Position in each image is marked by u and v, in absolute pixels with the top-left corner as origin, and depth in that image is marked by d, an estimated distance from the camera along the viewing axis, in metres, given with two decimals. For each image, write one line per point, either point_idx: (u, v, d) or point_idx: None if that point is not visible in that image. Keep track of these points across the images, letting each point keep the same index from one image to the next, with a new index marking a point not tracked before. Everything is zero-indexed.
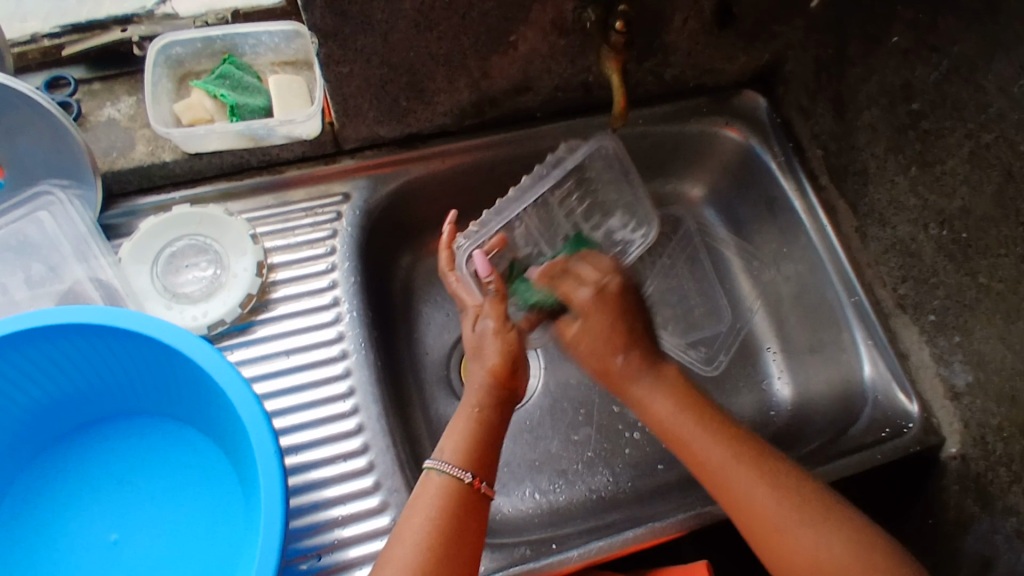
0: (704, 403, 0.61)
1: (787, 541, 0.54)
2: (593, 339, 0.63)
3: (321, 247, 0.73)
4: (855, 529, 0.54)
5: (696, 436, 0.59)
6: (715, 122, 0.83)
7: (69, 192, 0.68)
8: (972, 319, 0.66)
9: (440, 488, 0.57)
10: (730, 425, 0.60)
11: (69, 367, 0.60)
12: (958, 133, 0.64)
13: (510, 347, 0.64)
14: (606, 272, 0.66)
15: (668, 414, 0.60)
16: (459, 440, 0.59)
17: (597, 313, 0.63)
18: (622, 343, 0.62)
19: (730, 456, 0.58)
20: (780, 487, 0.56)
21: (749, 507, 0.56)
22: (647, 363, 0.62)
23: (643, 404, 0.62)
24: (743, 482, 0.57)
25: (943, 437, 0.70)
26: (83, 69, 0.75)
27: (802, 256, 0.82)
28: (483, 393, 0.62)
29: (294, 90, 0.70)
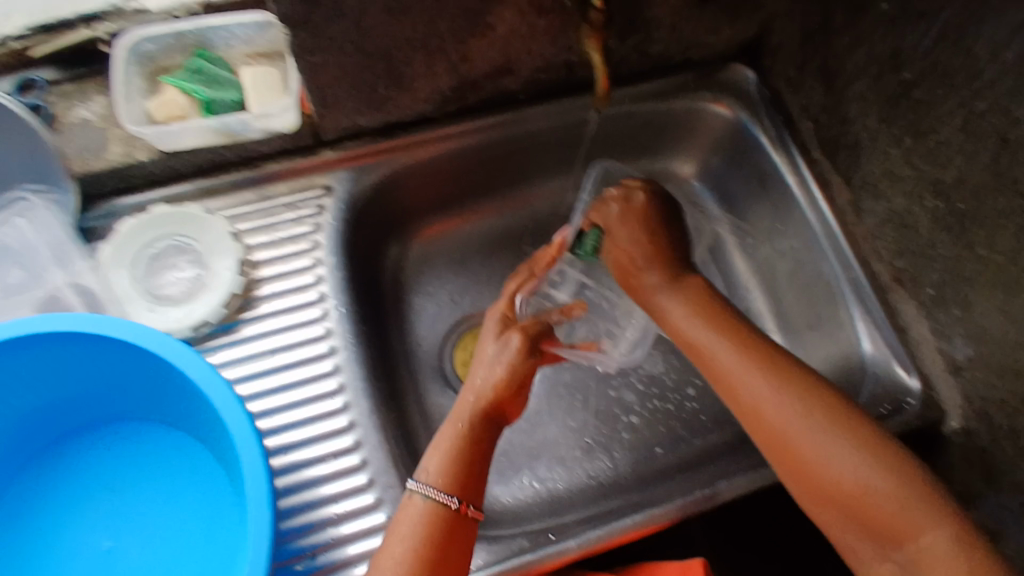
0: (722, 305, 0.65)
1: (797, 447, 0.54)
2: (622, 246, 0.70)
3: (305, 242, 0.71)
4: (865, 441, 0.53)
5: (714, 347, 0.61)
6: (703, 97, 0.81)
7: (44, 196, 0.67)
8: (971, 291, 0.65)
9: (425, 514, 0.56)
10: (751, 338, 0.61)
11: (51, 376, 0.59)
12: (952, 102, 0.62)
13: (517, 375, 0.64)
14: (632, 184, 0.73)
15: (684, 317, 0.65)
16: (444, 464, 0.59)
17: (620, 228, 0.71)
18: (646, 255, 0.69)
19: (746, 359, 0.59)
20: (790, 395, 0.56)
21: (755, 405, 0.57)
22: (669, 276, 0.68)
23: (664, 311, 0.67)
24: (753, 387, 0.58)
25: (944, 411, 0.69)
26: (53, 71, 0.74)
27: (796, 232, 0.80)
28: (474, 409, 0.62)
29: (268, 81, 0.69)
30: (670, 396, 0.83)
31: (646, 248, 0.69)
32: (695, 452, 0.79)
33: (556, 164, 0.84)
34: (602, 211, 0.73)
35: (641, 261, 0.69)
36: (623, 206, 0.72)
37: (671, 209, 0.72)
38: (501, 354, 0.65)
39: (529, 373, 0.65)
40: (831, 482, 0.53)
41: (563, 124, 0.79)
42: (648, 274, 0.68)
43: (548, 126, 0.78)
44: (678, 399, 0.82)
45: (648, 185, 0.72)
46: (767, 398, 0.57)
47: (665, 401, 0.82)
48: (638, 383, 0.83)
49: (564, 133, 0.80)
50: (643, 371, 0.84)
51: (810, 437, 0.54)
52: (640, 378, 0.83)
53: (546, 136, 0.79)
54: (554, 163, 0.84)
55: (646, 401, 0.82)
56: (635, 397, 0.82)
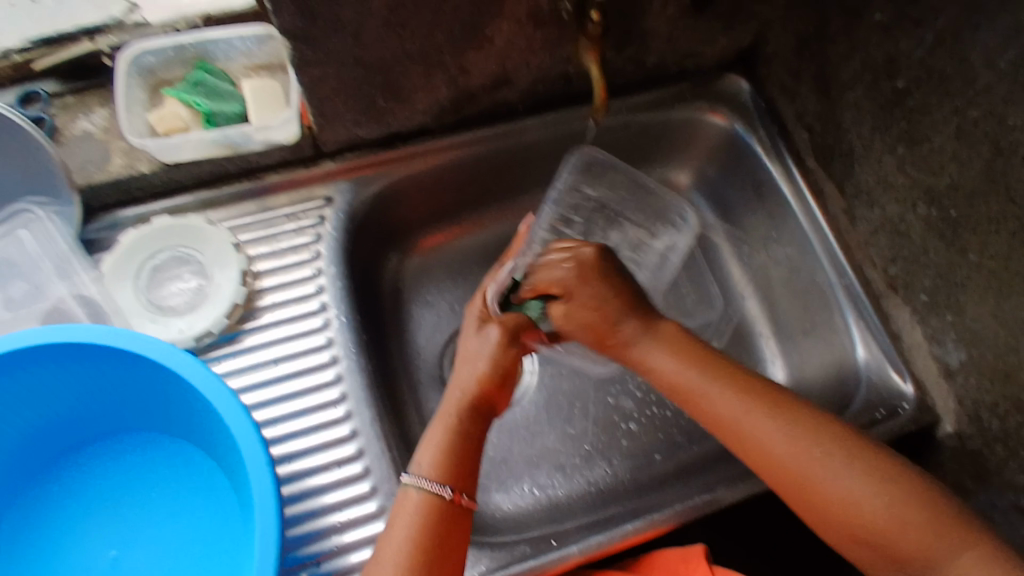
0: (706, 351, 0.63)
1: (822, 495, 0.53)
2: (580, 311, 0.65)
3: (306, 252, 0.72)
4: (883, 472, 0.53)
5: (710, 392, 0.59)
6: (699, 107, 0.82)
7: (48, 209, 0.67)
8: (963, 296, 0.66)
9: (419, 505, 0.56)
10: (748, 378, 0.60)
11: (54, 388, 0.59)
12: (946, 110, 0.63)
13: (503, 365, 0.65)
14: (577, 244, 0.68)
15: (674, 373, 0.62)
16: (436, 454, 0.59)
17: (581, 290, 0.65)
18: (614, 314, 0.64)
19: (743, 405, 0.58)
20: (802, 439, 0.55)
21: (767, 453, 0.56)
22: (644, 325, 0.64)
23: (647, 365, 0.63)
24: (757, 431, 0.57)
25: (939, 415, 0.70)
26: (54, 82, 0.74)
27: (792, 240, 0.81)
28: (461, 403, 0.63)
29: (268, 95, 0.70)
30: (668, 402, 0.83)
31: (596, 307, 0.64)
32: (693, 458, 0.80)
33: (553, 174, 0.85)
34: (546, 279, 0.67)
35: (629, 321, 0.64)
36: (565, 256, 0.67)
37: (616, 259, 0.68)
38: (483, 348, 0.65)
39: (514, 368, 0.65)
40: (857, 519, 0.52)
41: (560, 134, 0.79)
42: (624, 328, 0.64)
43: (546, 136, 0.79)
44: (676, 405, 0.83)
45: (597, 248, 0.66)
46: (773, 446, 0.56)
47: (664, 407, 0.83)
48: (637, 390, 0.84)
49: (561, 143, 0.81)
50: (641, 378, 0.84)
51: (830, 483, 0.53)
52: (638, 384, 0.84)
53: (545, 147, 0.80)
54: (551, 173, 0.85)
55: (645, 407, 0.83)
56: (633, 403, 0.83)
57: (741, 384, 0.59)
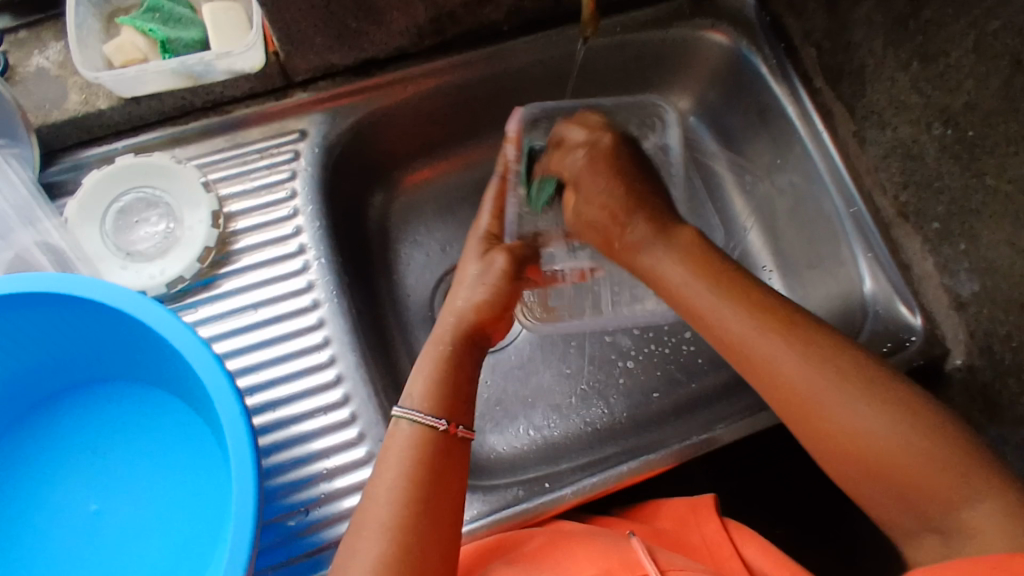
0: (723, 268, 0.57)
1: (829, 425, 0.49)
2: (594, 203, 0.65)
3: (281, 191, 0.68)
4: (902, 406, 0.47)
5: (725, 317, 0.54)
6: (699, 25, 0.76)
7: (4, 151, 0.62)
8: (978, 223, 0.62)
9: (410, 439, 0.54)
10: (759, 292, 0.55)
11: (21, 340, 0.57)
12: (964, 19, 0.57)
13: (501, 299, 0.63)
14: (598, 129, 0.66)
15: (682, 290, 0.57)
16: (428, 385, 0.57)
17: (592, 180, 0.65)
18: (624, 210, 0.63)
19: (760, 330, 0.53)
20: (817, 361, 0.50)
21: (781, 383, 0.51)
22: (656, 227, 0.61)
23: (654, 273, 0.60)
24: (780, 362, 0.51)
25: (948, 348, 0.67)
26: (8, 18, 0.69)
27: (798, 166, 0.76)
28: (455, 329, 0.61)
29: (230, 18, 0.64)
30: (666, 340, 0.81)
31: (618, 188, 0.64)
32: (692, 396, 0.77)
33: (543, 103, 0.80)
34: (561, 167, 0.67)
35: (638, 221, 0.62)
36: (584, 130, 0.66)
37: (638, 154, 0.66)
38: (484, 275, 0.64)
39: (513, 301, 0.64)
40: (862, 449, 0.47)
41: (549, 57, 0.74)
42: (634, 227, 0.62)
43: (533, 60, 0.73)
44: (674, 342, 0.80)
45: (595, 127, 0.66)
46: (784, 371, 0.51)
47: (662, 344, 0.80)
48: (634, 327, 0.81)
49: (550, 67, 0.75)
50: None
51: (840, 412, 0.48)
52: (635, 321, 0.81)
53: (532, 71, 0.75)
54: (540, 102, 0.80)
55: (642, 345, 0.80)
56: (630, 341, 0.80)
57: (763, 306, 0.54)
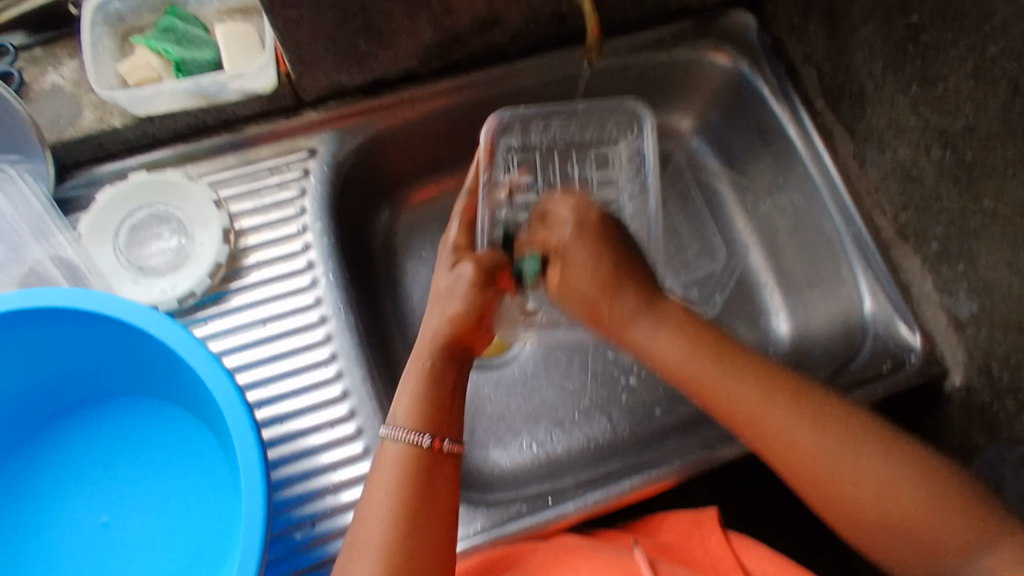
0: (715, 336, 0.58)
1: (848, 489, 0.49)
2: (579, 277, 0.63)
3: (291, 208, 0.69)
4: (907, 457, 0.49)
5: (725, 383, 0.55)
6: (702, 46, 0.77)
7: (20, 167, 0.65)
8: (976, 245, 0.63)
9: (399, 456, 0.55)
10: (746, 360, 0.56)
11: (33, 354, 0.58)
12: (962, 46, 0.59)
13: (473, 309, 0.62)
14: (561, 202, 0.64)
15: (682, 360, 0.57)
16: (411, 402, 0.57)
17: (579, 249, 0.62)
18: (609, 284, 0.61)
19: (761, 396, 0.53)
20: (828, 432, 0.51)
21: (786, 447, 0.52)
22: (642, 303, 0.61)
23: (651, 349, 0.60)
24: (778, 426, 0.52)
25: (947, 367, 0.68)
26: (22, 35, 0.71)
27: (799, 186, 0.77)
28: (435, 343, 0.61)
29: (242, 40, 0.65)
30: None
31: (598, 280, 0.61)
32: (694, 413, 0.78)
33: None
34: (544, 244, 0.66)
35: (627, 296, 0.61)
36: (563, 207, 0.64)
37: (613, 223, 0.64)
38: (454, 288, 0.63)
39: (491, 306, 0.63)
40: (888, 511, 0.48)
41: (554, 78, 0.75)
42: (620, 301, 0.61)
43: (539, 81, 0.75)
44: None
45: (579, 203, 0.63)
46: (792, 433, 0.52)
47: None
48: None
49: (556, 88, 0.77)
50: None
51: (848, 472, 0.49)
52: None
53: (538, 92, 0.76)
54: None
55: None
56: (633, 357, 0.81)
57: (755, 373, 0.55)
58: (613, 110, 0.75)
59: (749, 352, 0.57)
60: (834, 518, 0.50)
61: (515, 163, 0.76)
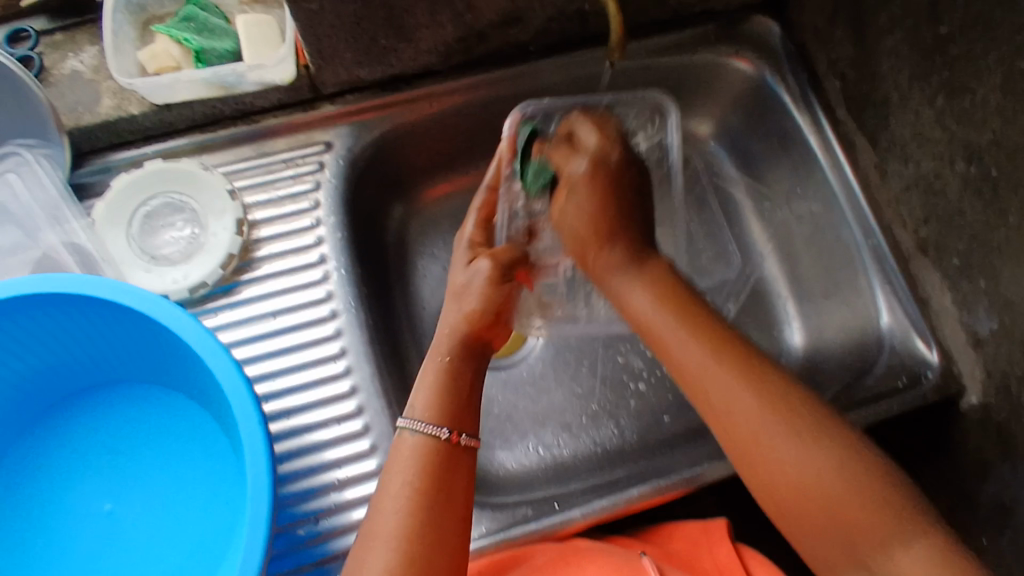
0: (687, 298, 0.57)
1: (802, 501, 0.48)
2: (575, 219, 0.62)
3: (304, 202, 0.69)
4: (848, 448, 0.49)
5: (681, 343, 0.55)
6: (723, 52, 0.76)
7: (36, 151, 0.65)
8: (999, 261, 0.62)
9: (417, 447, 0.55)
10: (712, 326, 0.55)
11: (43, 338, 0.58)
12: (991, 59, 0.58)
13: (492, 298, 0.62)
14: (605, 142, 0.64)
15: (647, 309, 0.57)
16: (430, 395, 0.57)
17: (585, 190, 0.62)
18: (603, 232, 0.61)
19: (717, 361, 0.53)
20: (772, 407, 0.51)
21: (728, 416, 0.52)
22: (629, 255, 0.60)
23: (620, 295, 0.60)
24: (722, 390, 0.52)
25: (963, 385, 0.67)
26: (43, 20, 0.71)
27: (817, 196, 0.77)
28: (453, 338, 0.60)
29: (264, 31, 0.65)
30: None
31: (596, 213, 0.61)
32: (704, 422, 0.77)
33: None
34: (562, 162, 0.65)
35: (614, 250, 0.60)
36: (593, 133, 0.64)
37: (632, 181, 0.64)
38: (472, 282, 0.62)
39: (507, 302, 0.63)
40: (816, 491, 0.48)
41: (572, 78, 0.74)
42: (607, 253, 0.60)
43: (558, 81, 0.74)
44: None
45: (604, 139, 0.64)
46: (736, 398, 0.52)
47: None
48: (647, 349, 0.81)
49: (575, 88, 0.76)
50: None
51: (785, 448, 0.49)
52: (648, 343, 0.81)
53: (557, 91, 0.75)
54: None
55: (655, 367, 0.80)
56: (642, 363, 0.80)
57: (719, 338, 0.54)
58: (639, 102, 0.71)
59: (717, 316, 0.56)
60: (762, 486, 0.51)
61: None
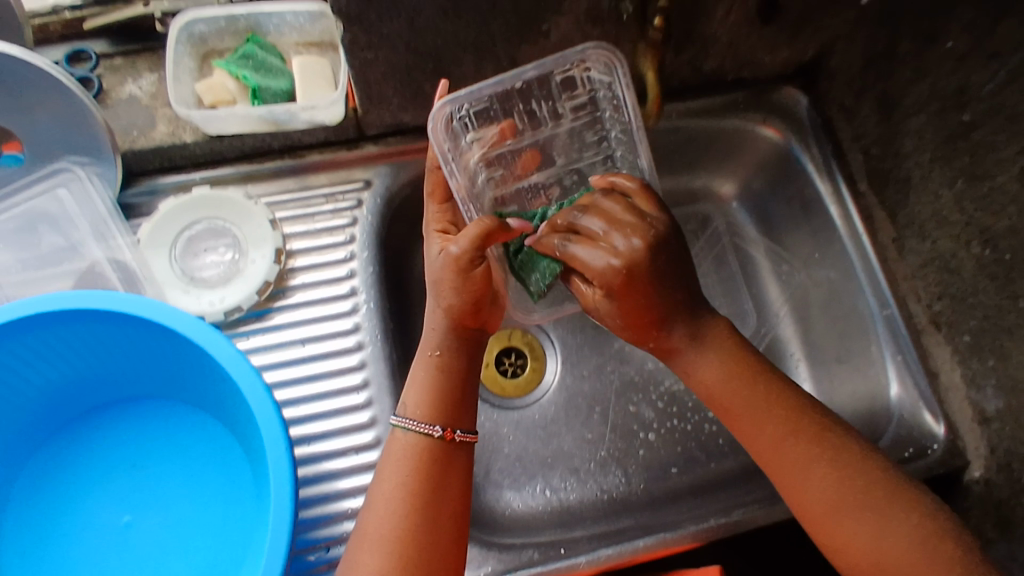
0: (758, 364, 0.61)
1: (846, 524, 0.54)
2: (618, 313, 0.60)
3: (341, 235, 0.71)
4: (921, 509, 0.54)
5: (757, 413, 0.58)
6: (753, 118, 0.79)
7: (88, 169, 0.67)
8: (1010, 343, 0.64)
9: (409, 446, 0.57)
10: (784, 390, 0.59)
11: (82, 350, 0.60)
12: (1013, 148, 0.60)
13: (467, 291, 0.58)
14: (636, 219, 0.58)
15: (722, 384, 0.60)
16: (421, 394, 0.58)
17: (623, 296, 0.58)
18: (659, 320, 0.60)
19: (793, 430, 0.57)
20: (843, 472, 0.55)
21: (802, 485, 0.56)
22: (692, 329, 0.61)
23: (689, 372, 0.62)
24: (801, 458, 0.56)
25: (967, 460, 0.68)
26: (104, 43, 0.74)
27: (834, 262, 0.79)
28: (440, 333, 0.60)
29: (317, 73, 0.68)
30: (689, 416, 0.82)
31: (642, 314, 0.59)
32: (711, 477, 0.78)
33: None
34: (589, 267, 0.58)
35: (678, 327, 0.61)
36: (606, 222, 0.59)
37: (672, 250, 0.58)
38: (444, 276, 0.58)
39: (485, 288, 0.59)
40: (888, 555, 0.53)
41: None
42: (674, 332, 0.61)
43: None
44: (697, 420, 0.81)
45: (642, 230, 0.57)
46: (811, 466, 0.56)
47: (684, 420, 0.81)
48: (658, 401, 0.82)
49: None
50: (664, 388, 0.82)
51: (856, 513, 0.54)
52: (660, 395, 0.82)
53: None
54: None
55: (665, 419, 0.81)
56: (654, 414, 0.81)
57: (794, 407, 0.58)
58: (589, 55, 0.60)
59: (787, 378, 0.61)
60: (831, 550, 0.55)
61: (474, 117, 0.63)
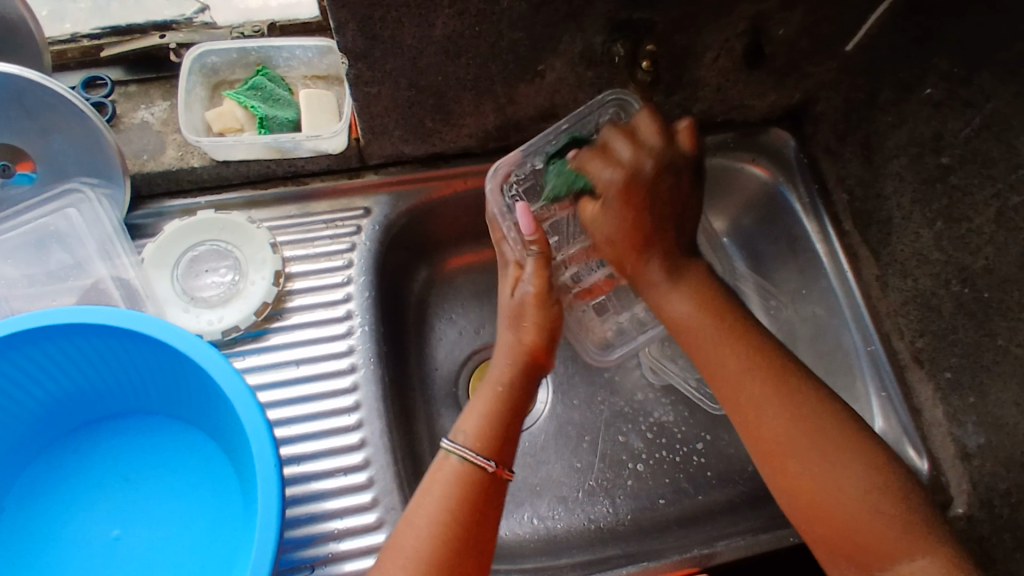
0: (731, 306, 0.60)
1: (791, 464, 0.54)
2: (611, 231, 0.61)
3: (339, 260, 0.74)
4: (883, 468, 0.53)
5: (721, 350, 0.58)
6: (741, 157, 0.83)
7: (98, 190, 0.70)
8: (988, 380, 0.65)
9: (461, 476, 0.56)
10: (755, 332, 0.59)
11: (82, 363, 0.62)
12: (987, 192, 0.63)
13: (544, 322, 0.62)
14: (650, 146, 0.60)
15: (689, 321, 0.60)
16: (478, 423, 0.59)
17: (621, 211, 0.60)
18: (647, 246, 0.61)
19: (758, 369, 0.57)
20: (796, 418, 0.55)
21: (759, 421, 0.56)
22: (671, 267, 0.61)
23: (663, 306, 0.61)
24: (761, 396, 0.56)
25: (950, 496, 0.69)
26: (120, 70, 0.77)
27: (820, 298, 0.81)
28: (509, 366, 0.62)
29: (323, 105, 0.72)
30: (677, 448, 0.82)
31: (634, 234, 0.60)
32: (698, 509, 0.79)
33: None
34: (595, 178, 0.61)
35: (659, 262, 0.61)
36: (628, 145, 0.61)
37: (681, 188, 0.61)
38: (520, 314, 0.62)
39: (558, 321, 0.63)
40: (824, 496, 0.53)
41: None
42: (650, 266, 0.61)
43: None
44: (685, 452, 0.82)
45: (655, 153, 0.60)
46: (767, 407, 0.56)
47: (673, 452, 0.82)
48: (647, 432, 0.83)
49: None
50: (653, 419, 0.83)
51: (804, 456, 0.54)
52: (650, 426, 0.83)
53: None
54: None
55: (653, 450, 0.82)
56: (642, 445, 0.82)
57: (762, 348, 0.58)
58: (606, 104, 0.68)
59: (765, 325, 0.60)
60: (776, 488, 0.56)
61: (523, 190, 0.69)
